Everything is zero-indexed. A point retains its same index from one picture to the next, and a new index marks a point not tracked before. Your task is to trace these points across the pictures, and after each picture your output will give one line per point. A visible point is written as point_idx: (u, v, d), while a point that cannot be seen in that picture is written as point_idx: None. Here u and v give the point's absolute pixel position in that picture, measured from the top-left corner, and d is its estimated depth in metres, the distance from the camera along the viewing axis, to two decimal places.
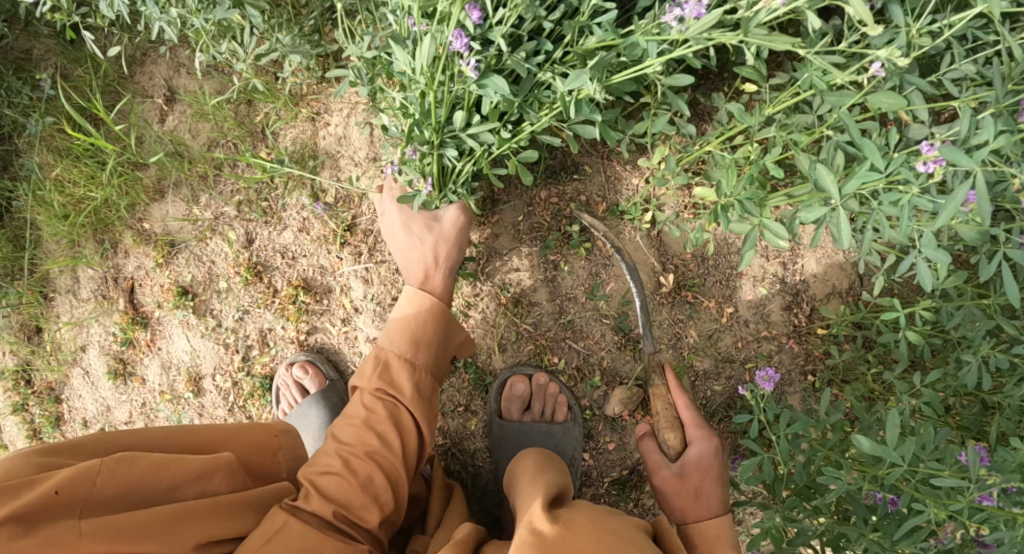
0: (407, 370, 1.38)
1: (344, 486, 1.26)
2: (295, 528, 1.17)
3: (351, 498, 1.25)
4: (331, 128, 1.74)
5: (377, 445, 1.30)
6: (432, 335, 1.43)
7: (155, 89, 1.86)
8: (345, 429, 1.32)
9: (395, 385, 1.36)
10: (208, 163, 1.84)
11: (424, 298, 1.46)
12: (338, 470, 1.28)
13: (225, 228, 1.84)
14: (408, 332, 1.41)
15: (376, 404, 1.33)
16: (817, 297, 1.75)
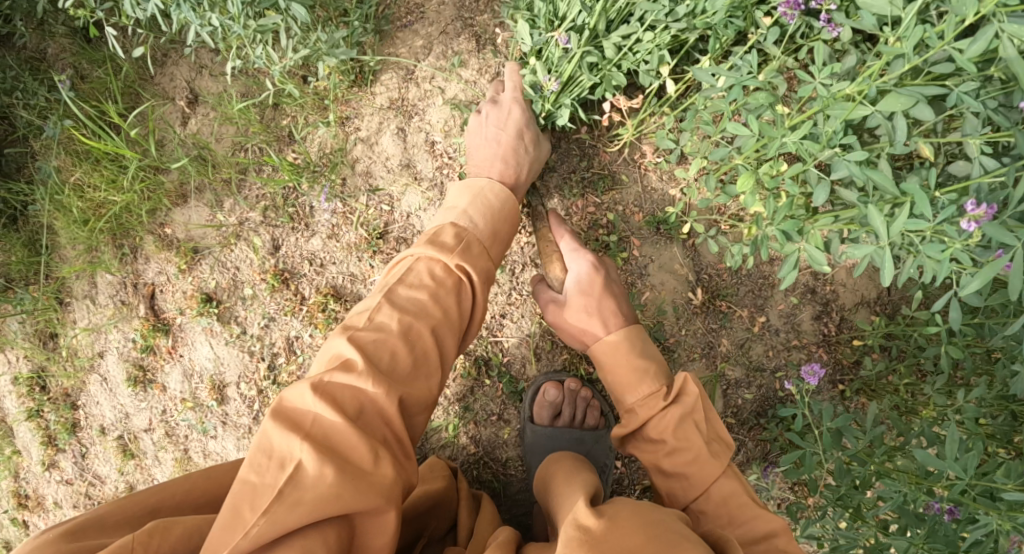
0: (479, 252, 1.34)
1: (399, 358, 1.19)
2: (312, 463, 1.04)
3: (403, 377, 1.18)
4: (360, 132, 1.70)
5: (437, 320, 1.24)
6: (491, 226, 1.39)
7: (177, 91, 1.83)
8: (410, 299, 1.24)
9: (471, 261, 1.31)
10: (232, 167, 1.80)
11: (510, 195, 1.44)
12: (392, 343, 1.19)
13: (250, 234, 1.80)
14: (482, 210, 1.39)
15: (446, 276, 1.28)
16: (846, 307, 1.77)
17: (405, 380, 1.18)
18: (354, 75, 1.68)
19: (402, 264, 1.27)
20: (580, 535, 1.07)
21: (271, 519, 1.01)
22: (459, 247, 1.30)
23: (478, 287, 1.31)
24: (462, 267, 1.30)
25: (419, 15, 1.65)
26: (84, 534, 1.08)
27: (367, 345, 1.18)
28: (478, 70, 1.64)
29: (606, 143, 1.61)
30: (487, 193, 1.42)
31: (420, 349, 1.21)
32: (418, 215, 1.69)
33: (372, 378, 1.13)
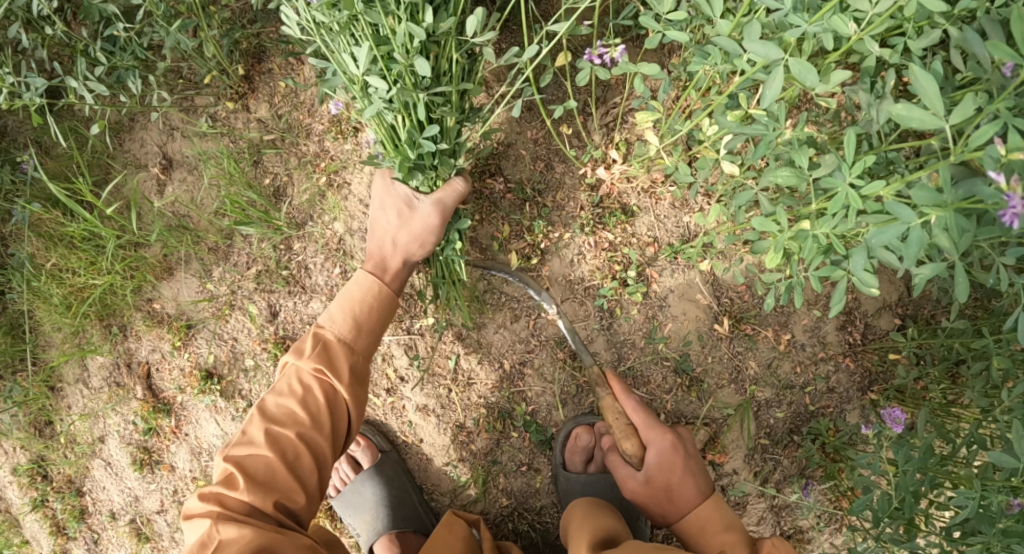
0: (342, 351, 1.35)
1: (274, 468, 1.25)
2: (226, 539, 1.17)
3: (279, 479, 1.25)
4: (355, 188, 1.63)
5: (306, 426, 1.29)
6: (361, 315, 1.37)
7: (149, 158, 1.72)
8: (277, 407, 1.29)
9: (335, 365, 1.33)
10: (219, 233, 1.71)
11: (379, 284, 1.40)
12: (266, 453, 1.26)
13: (245, 302, 1.71)
14: (351, 312, 1.37)
15: (308, 381, 1.31)
16: (869, 313, 1.71)
17: (278, 479, 1.25)
18: (341, 131, 1.61)
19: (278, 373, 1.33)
20: None
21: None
22: (316, 353, 1.32)
23: (342, 386, 1.32)
24: (318, 370, 1.32)
25: None
26: None
27: (241, 459, 1.25)
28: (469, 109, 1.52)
29: (612, 170, 1.51)
30: (357, 287, 1.38)
31: (291, 451, 1.27)
32: (422, 268, 1.58)
33: (248, 488, 1.22)
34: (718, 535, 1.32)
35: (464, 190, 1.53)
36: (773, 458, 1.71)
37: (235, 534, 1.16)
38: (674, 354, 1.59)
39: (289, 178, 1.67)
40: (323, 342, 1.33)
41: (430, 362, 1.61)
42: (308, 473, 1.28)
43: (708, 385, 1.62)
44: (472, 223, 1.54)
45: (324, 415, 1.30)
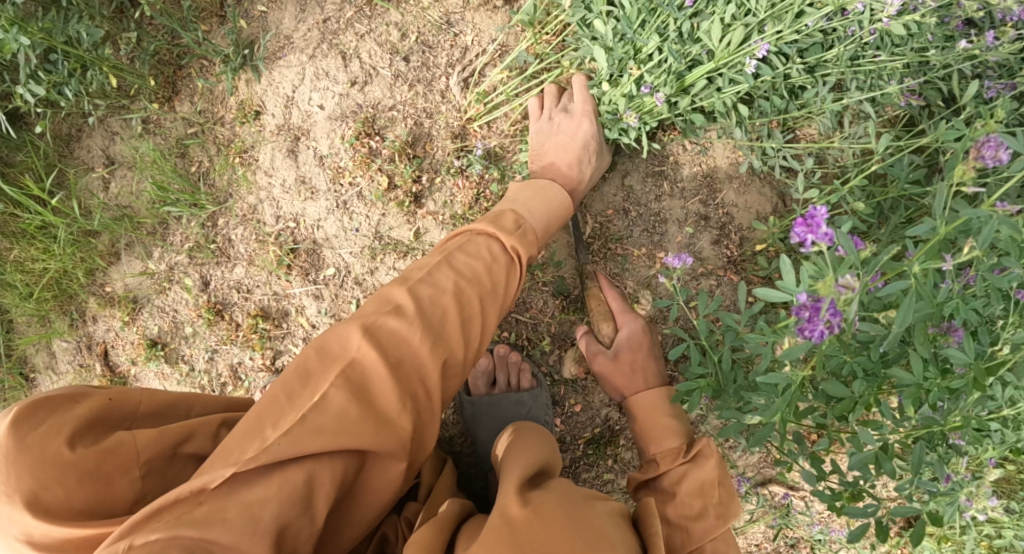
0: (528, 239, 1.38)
1: (448, 319, 1.20)
2: (338, 400, 1.07)
3: (447, 335, 1.20)
4: (261, 162, 1.83)
5: (487, 291, 1.27)
6: (547, 216, 1.48)
7: (95, 160, 1.97)
8: (466, 264, 1.27)
9: (525, 244, 1.36)
10: (155, 217, 1.93)
11: (569, 199, 1.53)
12: (445, 300, 1.21)
13: (181, 276, 1.94)
14: (537, 214, 1.45)
15: (503, 254, 1.32)
16: (743, 226, 1.77)
17: (447, 338, 1.19)
18: (245, 113, 1.82)
19: (466, 233, 1.30)
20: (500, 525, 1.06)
21: (293, 441, 1.02)
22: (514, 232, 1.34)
23: (522, 273, 1.34)
24: (517, 250, 1.34)
25: (291, 49, 1.79)
26: (119, 406, 1.11)
27: (419, 299, 1.19)
28: (347, 82, 1.76)
29: (473, 120, 1.73)
30: (548, 191, 1.51)
31: (467, 312, 1.23)
32: (321, 224, 1.79)
33: (416, 330, 1.15)
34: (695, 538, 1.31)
35: (350, 149, 1.75)
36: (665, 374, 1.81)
37: (350, 396, 1.08)
38: (548, 278, 1.77)
39: (209, 161, 1.91)
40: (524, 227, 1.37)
41: (338, 308, 1.82)
42: (469, 341, 1.24)
43: (587, 305, 1.77)
44: (356, 178, 1.75)
45: (501, 289, 1.30)
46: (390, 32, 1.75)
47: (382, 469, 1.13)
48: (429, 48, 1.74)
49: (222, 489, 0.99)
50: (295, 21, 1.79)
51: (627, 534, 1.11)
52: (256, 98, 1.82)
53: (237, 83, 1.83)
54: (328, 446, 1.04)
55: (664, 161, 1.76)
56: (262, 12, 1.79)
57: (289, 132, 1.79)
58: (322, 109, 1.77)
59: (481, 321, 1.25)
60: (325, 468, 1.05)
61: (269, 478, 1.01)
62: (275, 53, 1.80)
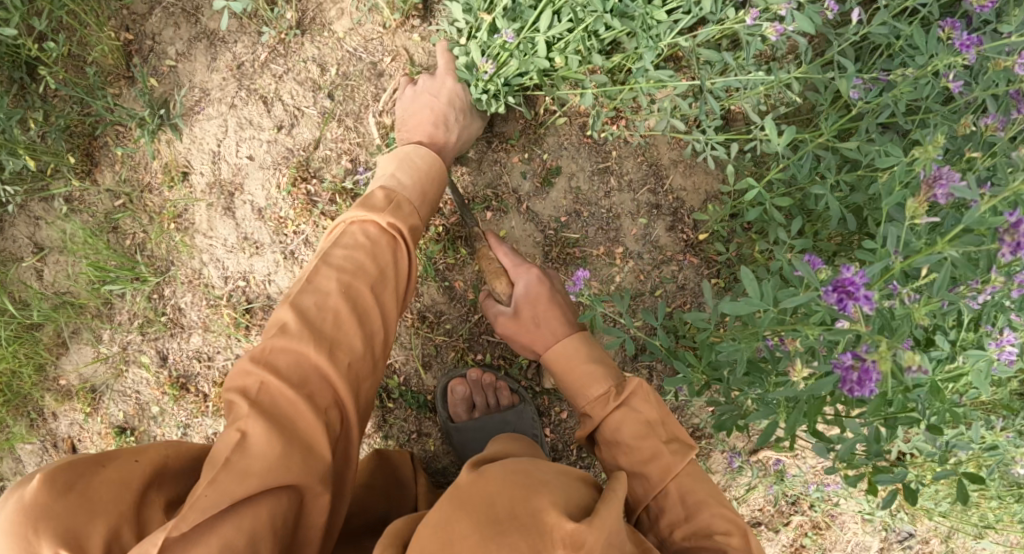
0: (409, 208, 1.38)
1: (343, 324, 1.20)
2: (258, 431, 1.05)
3: (345, 336, 1.19)
4: (197, 224, 1.75)
5: (375, 278, 1.26)
6: (421, 183, 1.44)
7: (22, 250, 1.86)
8: (347, 256, 1.26)
9: (403, 216, 1.35)
10: (98, 299, 1.84)
11: (436, 156, 1.48)
12: (334, 308, 1.20)
13: (136, 354, 1.85)
14: (416, 177, 1.43)
15: (381, 233, 1.31)
16: (695, 208, 1.76)
17: (340, 346, 1.18)
18: (171, 177, 1.74)
19: (337, 227, 1.29)
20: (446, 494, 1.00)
21: (220, 490, 0.98)
22: (389, 206, 1.33)
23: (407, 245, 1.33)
24: (394, 224, 1.32)
25: (208, 101, 1.71)
26: (134, 469, 1.01)
27: (306, 310, 1.19)
28: (273, 128, 1.68)
29: None
30: (411, 155, 1.46)
31: (361, 305, 1.23)
32: (272, 278, 1.72)
33: (311, 346, 1.15)
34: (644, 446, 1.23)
35: (287, 196, 1.68)
36: (645, 366, 1.80)
37: (268, 426, 1.07)
38: None
39: (142, 230, 1.82)
40: (396, 197, 1.35)
41: None
42: (374, 333, 1.24)
43: None
44: (300, 225, 1.69)
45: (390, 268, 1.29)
46: (308, 67, 1.68)
47: (317, 506, 1.10)
48: (351, 79, 1.68)
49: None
50: (208, 71, 1.71)
51: (582, 494, 1.02)
52: (180, 158, 1.73)
53: (158, 146, 1.75)
54: (258, 488, 1.01)
55: (606, 156, 1.73)
56: (171, 67, 1.72)
57: (221, 189, 1.71)
58: (249, 159, 1.69)
59: (385, 307, 1.27)
60: (266, 512, 1.02)
61: (210, 537, 0.96)
62: (192, 108, 1.72)
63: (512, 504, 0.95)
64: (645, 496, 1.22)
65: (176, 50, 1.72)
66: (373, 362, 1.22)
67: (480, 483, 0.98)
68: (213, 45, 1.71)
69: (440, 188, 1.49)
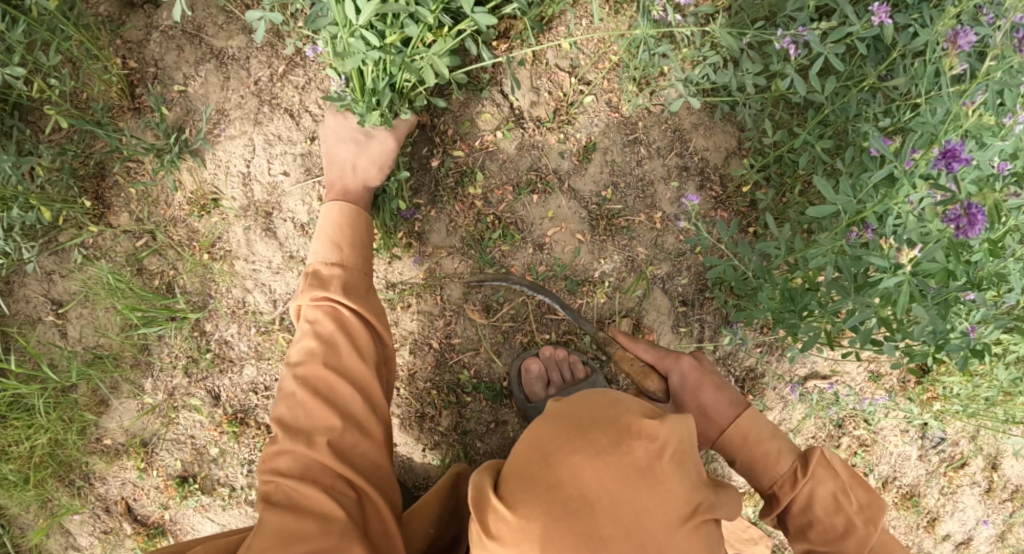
0: (339, 267, 1.38)
1: (307, 407, 1.28)
2: (272, 518, 1.20)
3: (314, 414, 1.27)
4: (236, 250, 1.70)
5: (321, 352, 1.30)
6: (337, 237, 1.41)
7: (40, 309, 1.75)
8: (295, 346, 1.33)
9: (326, 282, 1.36)
10: (134, 346, 1.75)
11: (346, 207, 1.44)
12: (296, 397, 1.29)
13: (185, 398, 1.76)
14: (331, 240, 1.40)
15: (314, 309, 1.34)
16: (719, 165, 1.83)
17: (313, 427, 1.26)
18: (200, 206, 1.69)
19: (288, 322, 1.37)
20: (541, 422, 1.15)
21: None
22: (306, 282, 1.35)
23: (343, 302, 1.34)
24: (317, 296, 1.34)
25: (228, 121, 1.68)
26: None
27: (282, 418, 1.28)
28: (305, 139, 1.67)
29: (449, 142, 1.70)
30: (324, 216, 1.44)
31: (321, 381, 1.29)
32: None
33: (290, 438, 1.25)
34: (763, 444, 1.48)
35: None
36: (697, 320, 1.84)
37: (271, 522, 1.19)
38: (570, 267, 1.75)
39: (172, 266, 1.73)
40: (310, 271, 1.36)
41: None
42: (341, 398, 1.29)
43: (610, 282, 1.78)
44: None
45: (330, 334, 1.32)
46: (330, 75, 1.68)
47: None
48: None
49: None
50: (223, 91, 1.68)
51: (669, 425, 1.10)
52: (209, 185, 1.69)
53: (178, 175, 1.69)
54: None
55: (634, 128, 1.78)
56: (181, 92, 1.68)
57: (259, 210, 1.68)
58: (284, 174, 1.67)
59: (350, 369, 1.31)
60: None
61: None
62: (213, 131, 1.68)
63: (615, 418, 1.11)
64: (801, 514, 1.43)
65: (184, 74, 1.68)
66: (350, 424, 1.27)
67: (577, 408, 1.15)
68: (223, 64, 1.68)
69: (370, 233, 1.46)
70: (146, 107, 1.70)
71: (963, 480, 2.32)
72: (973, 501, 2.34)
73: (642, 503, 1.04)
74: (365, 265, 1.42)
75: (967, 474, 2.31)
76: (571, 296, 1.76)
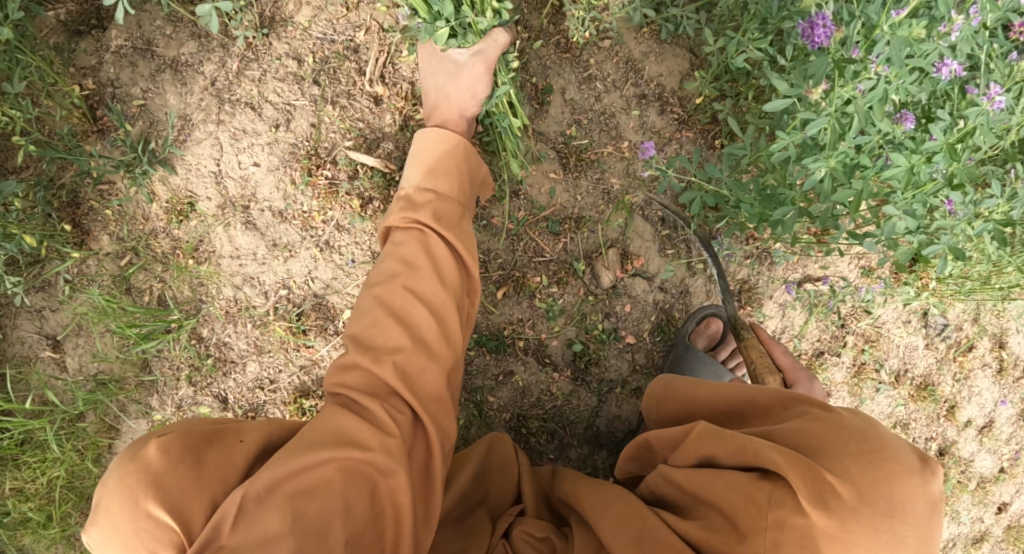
0: (433, 197, 1.48)
1: (388, 326, 1.35)
2: (333, 414, 1.26)
3: (391, 333, 1.34)
4: (221, 248, 1.70)
5: (405, 277, 1.39)
6: (432, 168, 1.52)
7: (36, 346, 1.73)
8: (382, 267, 1.42)
9: (412, 209, 1.46)
10: (135, 365, 1.73)
11: (456, 135, 1.55)
12: (377, 313, 1.37)
13: (195, 406, 1.75)
14: (427, 167, 1.52)
15: (405, 233, 1.44)
16: (675, 88, 1.86)
17: (389, 346, 1.33)
18: (178, 211, 1.70)
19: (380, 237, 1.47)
20: (813, 420, 1.15)
21: (292, 451, 1.19)
22: (401, 205, 1.46)
23: (431, 236, 1.43)
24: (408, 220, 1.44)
25: (192, 125, 1.70)
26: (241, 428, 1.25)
27: (358, 332, 1.36)
28: (270, 129, 1.68)
29: (406, 108, 1.70)
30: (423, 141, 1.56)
31: (401, 303, 1.37)
32: (313, 274, 1.70)
33: (362, 351, 1.33)
34: None
35: (306, 189, 1.68)
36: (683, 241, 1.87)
37: (339, 413, 1.26)
38: (548, 208, 1.79)
39: (161, 278, 1.73)
40: (406, 195, 1.48)
41: None
42: (420, 324, 1.36)
43: (589, 217, 1.81)
44: (327, 213, 1.68)
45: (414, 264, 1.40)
46: (285, 63, 1.70)
47: (390, 477, 1.22)
48: (328, 62, 1.71)
49: (240, 516, 1.12)
50: (182, 97, 1.70)
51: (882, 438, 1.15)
52: (184, 190, 1.70)
53: (152, 187, 1.71)
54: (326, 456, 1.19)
55: (586, 66, 1.82)
56: (141, 105, 1.70)
57: (236, 206, 1.69)
58: (254, 166, 1.69)
59: (427, 300, 1.38)
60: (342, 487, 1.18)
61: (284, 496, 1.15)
62: (179, 136, 1.70)
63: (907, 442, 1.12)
64: None
65: (142, 88, 1.70)
66: (426, 352, 1.34)
67: (859, 426, 1.13)
68: (179, 72, 1.70)
69: (474, 177, 1.56)
70: (109, 126, 1.71)
71: (973, 363, 2.36)
72: (987, 384, 2.37)
73: (925, 507, 1.07)
74: (461, 204, 1.51)
75: (976, 357, 2.35)
76: (555, 236, 1.79)
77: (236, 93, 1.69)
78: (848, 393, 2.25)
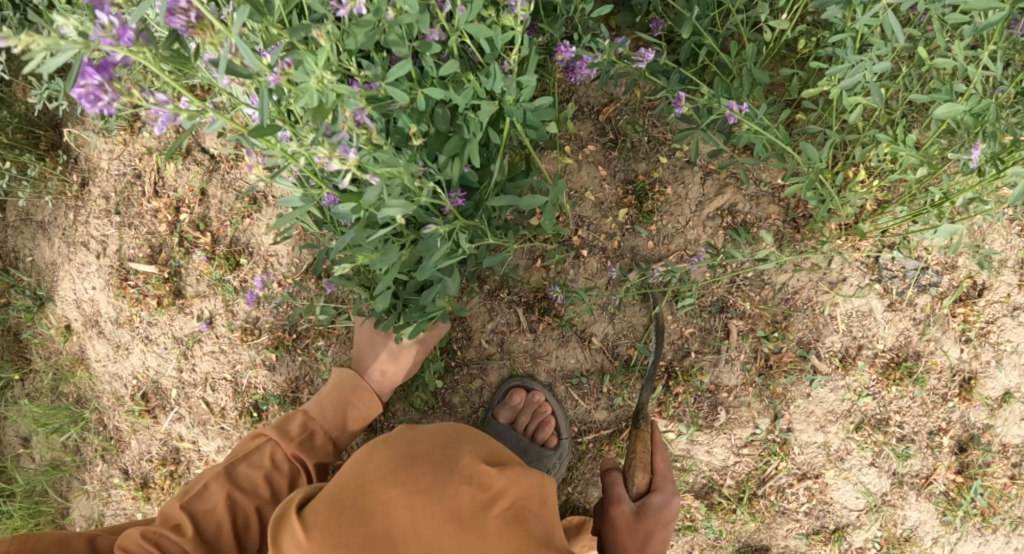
0: (316, 441, 1.60)
1: (223, 528, 1.41)
2: None
3: (224, 541, 1.41)
4: (91, 357, 2.03)
5: (264, 498, 1.49)
6: (340, 409, 1.66)
7: (13, 445, 2.10)
8: (247, 475, 1.50)
9: (308, 449, 1.58)
10: (70, 452, 2.07)
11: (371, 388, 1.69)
12: (221, 512, 1.43)
13: (110, 480, 2.06)
14: (332, 402, 1.66)
15: (284, 460, 1.54)
16: None
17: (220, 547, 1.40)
18: (62, 331, 2.05)
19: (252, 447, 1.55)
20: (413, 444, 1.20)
21: None
22: (296, 439, 1.57)
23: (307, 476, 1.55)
24: (297, 454, 1.55)
25: (57, 268, 2.04)
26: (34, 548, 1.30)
27: (196, 513, 1.41)
28: (96, 256, 2.01)
29: (173, 208, 1.95)
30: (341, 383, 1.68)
31: (243, 519, 1.45)
32: (145, 364, 1.99)
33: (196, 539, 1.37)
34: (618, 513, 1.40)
35: (123, 296, 1.98)
36: None
37: None
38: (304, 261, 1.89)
39: (67, 393, 2.06)
40: (307, 430, 1.60)
41: (199, 415, 1.97)
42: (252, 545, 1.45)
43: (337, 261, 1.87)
44: (140, 313, 1.98)
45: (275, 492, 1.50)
46: (99, 200, 2.02)
47: None
48: (121, 186, 2.00)
49: None
50: (49, 248, 2.05)
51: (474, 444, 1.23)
52: (61, 316, 2.05)
53: (46, 318, 2.05)
54: None
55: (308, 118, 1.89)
56: (31, 261, 2.05)
57: (88, 321, 2.02)
58: (93, 286, 2.02)
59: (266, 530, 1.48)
60: None
61: None
62: (51, 275, 2.05)
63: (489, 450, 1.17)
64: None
65: (29, 247, 2.06)
66: None
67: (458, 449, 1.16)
68: (44, 228, 2.05)
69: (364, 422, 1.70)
70: (20, 279, 2.05)
71: (992, 311, 1.73)
72: None
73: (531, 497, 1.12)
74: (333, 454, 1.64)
75: (993, 303, 1.72)
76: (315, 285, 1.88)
77: (74, 229, 2.03)
78: (763, 392, 1.76)
